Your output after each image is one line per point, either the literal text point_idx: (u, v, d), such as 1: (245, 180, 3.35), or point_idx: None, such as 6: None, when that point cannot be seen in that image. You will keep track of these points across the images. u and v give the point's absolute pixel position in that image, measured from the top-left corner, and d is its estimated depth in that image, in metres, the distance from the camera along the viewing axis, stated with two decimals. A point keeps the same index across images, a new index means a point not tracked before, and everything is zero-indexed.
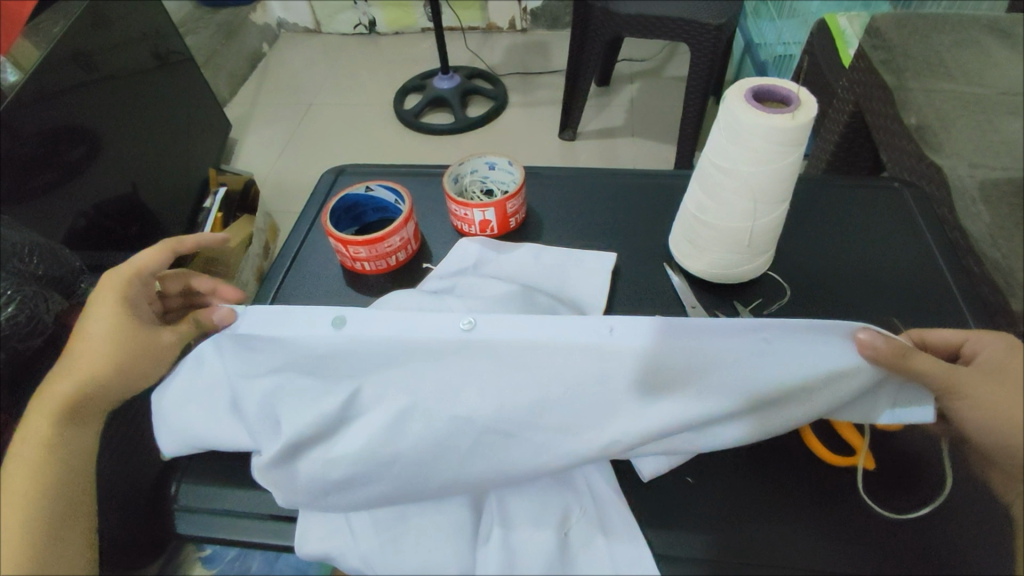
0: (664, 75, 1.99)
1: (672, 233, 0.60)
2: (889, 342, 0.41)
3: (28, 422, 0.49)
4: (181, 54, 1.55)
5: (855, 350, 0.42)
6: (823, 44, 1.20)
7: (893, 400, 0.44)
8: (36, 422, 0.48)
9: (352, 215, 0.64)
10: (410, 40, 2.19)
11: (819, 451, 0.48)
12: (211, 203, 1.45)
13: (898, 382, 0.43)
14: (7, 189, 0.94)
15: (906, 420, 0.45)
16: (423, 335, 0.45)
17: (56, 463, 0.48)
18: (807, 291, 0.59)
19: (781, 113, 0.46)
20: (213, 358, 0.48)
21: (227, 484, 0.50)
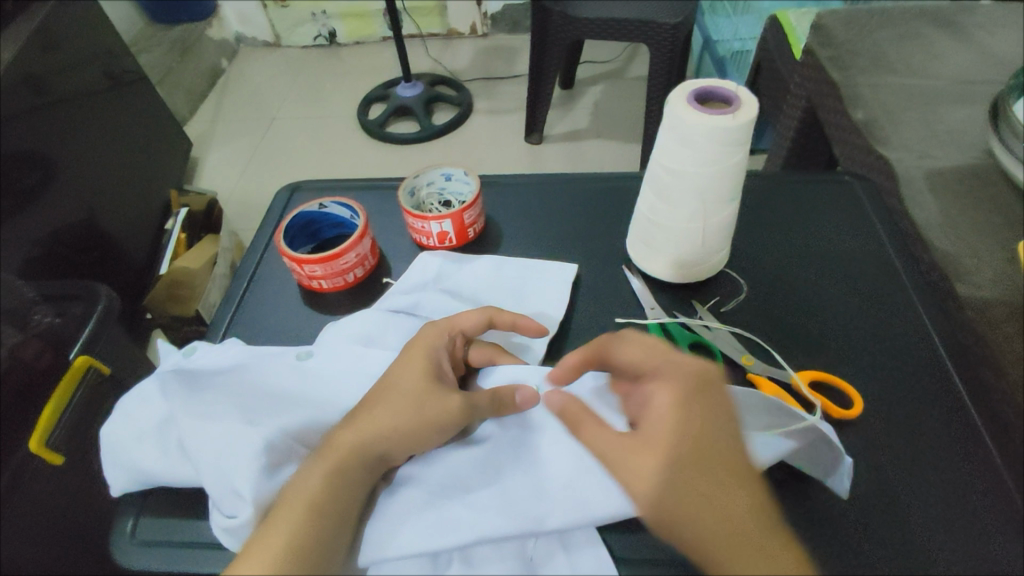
0: (626, 76, 2.02)
1: (629, 236, 0.61)
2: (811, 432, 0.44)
3: (303, 480, 0.40)
4: (134, 73, 1.51)
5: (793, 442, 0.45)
6: (776, 39, 1.22)
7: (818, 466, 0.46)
8: (315, 480, 0.40)
9: (307, 233, 0.63)
10: (372, 49, 2.18)
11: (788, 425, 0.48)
12: (174, 224, 1.43)
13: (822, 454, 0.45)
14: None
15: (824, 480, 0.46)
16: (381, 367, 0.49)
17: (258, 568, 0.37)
18: (763, 287, 0.60)
19: (724, 113, 0.46)
20: (160, 396, 0.47)
21: (186, 515, 0.46)
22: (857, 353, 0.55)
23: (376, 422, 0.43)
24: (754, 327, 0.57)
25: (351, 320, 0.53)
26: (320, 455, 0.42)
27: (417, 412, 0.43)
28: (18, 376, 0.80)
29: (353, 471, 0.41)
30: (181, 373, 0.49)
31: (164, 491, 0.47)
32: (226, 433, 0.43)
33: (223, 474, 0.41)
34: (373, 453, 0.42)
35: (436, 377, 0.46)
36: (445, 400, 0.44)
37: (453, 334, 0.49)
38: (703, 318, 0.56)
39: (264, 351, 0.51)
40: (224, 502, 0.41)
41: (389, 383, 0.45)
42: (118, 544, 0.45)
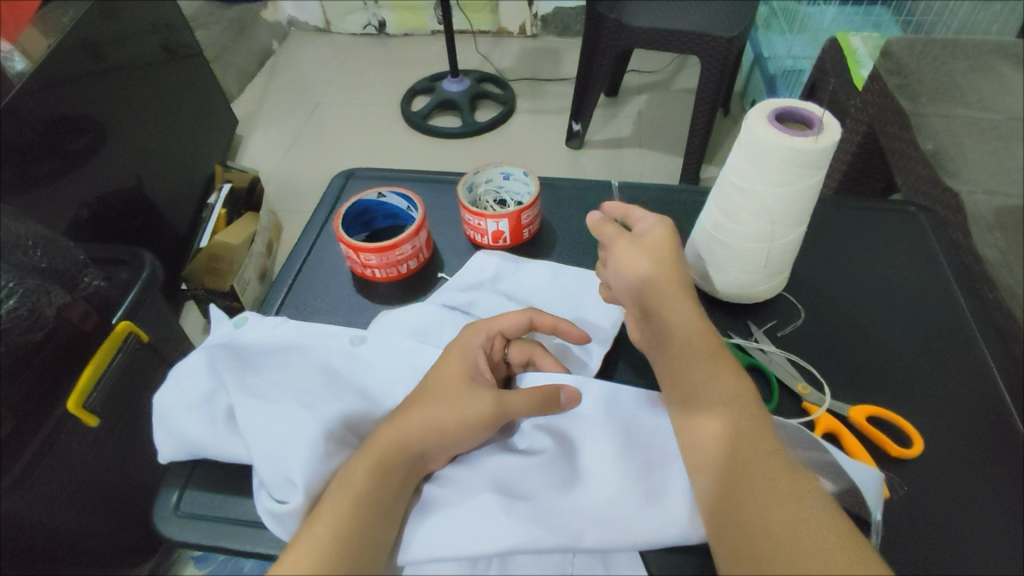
0: (673, 87, 2.00)
1: (686, 250, 0.59)
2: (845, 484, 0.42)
3: (346, 472, 0.40)
4: (190, 48, 1.54)
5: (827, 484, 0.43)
6: (836, 62, 1.20)
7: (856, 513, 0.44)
8: (357, 472, 0.40)
9: (364, 221, 0.64)
10: (421, 42, 2.19)
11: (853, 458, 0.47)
12: (217, 199, 1.46)
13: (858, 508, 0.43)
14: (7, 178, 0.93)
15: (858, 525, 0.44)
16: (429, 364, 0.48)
17: (299, 557, 0.36)
18: (820, 314, 0.59)
19: (804, 136, 0.45)
20: (209, 370, 0.47)
21: (231, 492, 0.47)
22: (915, 390, 0.53)
23: (414, 420, 0.42)
24: (809, 355, 0.55)
25: (405, 313, 0.53)
26: (363, 447, 0.41)
27: (454, 407, 0.43)
28: (62, 337, 0.78)
29: (395, 469, 0.41)
30: (232, 349, 0.48)
31: (210, 465, 0.48)
32: (281, 417, 0.43)
33: (276, 459, 0.41)
34: (414, 451, 0.41)
35: (472, 375, 0.45)
36: (478, 394, 0.44)
37: (490, 334, 0.48)
38: (759, 341, 0.55)
39: (316, 336, 0.51)
40: (271, 484, 0.41)
41: (428, 384, 0.45)
42: (163, 514, 0.46)
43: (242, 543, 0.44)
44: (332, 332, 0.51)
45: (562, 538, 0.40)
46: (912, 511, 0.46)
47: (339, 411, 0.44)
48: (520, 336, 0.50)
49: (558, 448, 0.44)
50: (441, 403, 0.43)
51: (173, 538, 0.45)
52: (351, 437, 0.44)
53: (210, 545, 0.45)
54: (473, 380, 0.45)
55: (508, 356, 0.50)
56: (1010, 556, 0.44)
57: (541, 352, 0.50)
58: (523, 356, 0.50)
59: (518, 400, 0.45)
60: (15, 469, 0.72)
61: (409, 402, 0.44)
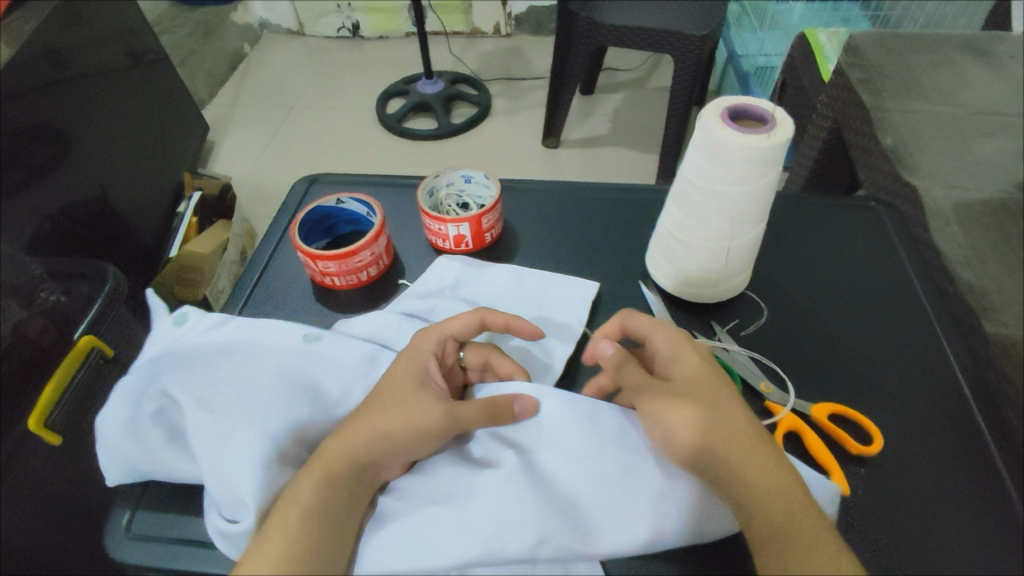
0: (648, 86, 2.00)
1: (649, 249, 0.59)
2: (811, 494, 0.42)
3: (293, 487, 0.39)
4: (156, 53, 1.51)
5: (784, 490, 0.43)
6: (804, 58, 1.21)
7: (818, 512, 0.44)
8: (303, 486, 0.39)
9: (323, 228, 0.62)
10: (395, 44, 2.17)
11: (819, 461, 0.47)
12: (187, 206, 1.43)
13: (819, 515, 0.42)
14: None
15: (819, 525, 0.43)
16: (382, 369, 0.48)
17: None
18: (784, 311, 0.59)
19: (758, 133, 0.45)
20: (148, 384, 0.44)
21: (185, 511, 0.45)
22: (878, 384, 0.53)
23: (361, 432, 0.41)
24: (773, 353, 0.55)
25: (364, 320, 0.53)
26: (312, 461, 0.40)
27: (402, 418, 0.42)
28: (20, 352, 0.78)
29: (343, 483, 0.40)
30: (174, 355, 0.46)
31: (161, 486, 0.46)
32: (228, 435, 0.41)
33: (222, 476, 0.40)
34: (362, 463, 0.40)
35: (421, 381, 0.44)
36: (427, 403, 0.42)
37: (441, 339, 0.47)
38: (722, 340, 0.54)
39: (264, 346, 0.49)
40: (220, 503, 0.40)
41: (377, 393, 0.44)
42: (113, 537, 0.44)
43: (196, 564, 0.43)
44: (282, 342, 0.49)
45: (520, 549, 0.39)
46: (876, 508, 0.46)
47: (286, 422, 0.42)
48: (474, 338, 0.50)
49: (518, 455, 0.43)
50: (393, 417, 0.42)
51: (125, 562, 0.43)
52: (302, 452, 0.43)
53: (163, 567, 0.43)
54: (424, 386, 0.44)
55: (462, 360, 0.50)
56: (970, 547, 0.44)
57: (498, 355, 0.49)
58: (478, 360, 0.49)
59: (471, 409, 0.44)
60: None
61: (357, 413, 0.43)
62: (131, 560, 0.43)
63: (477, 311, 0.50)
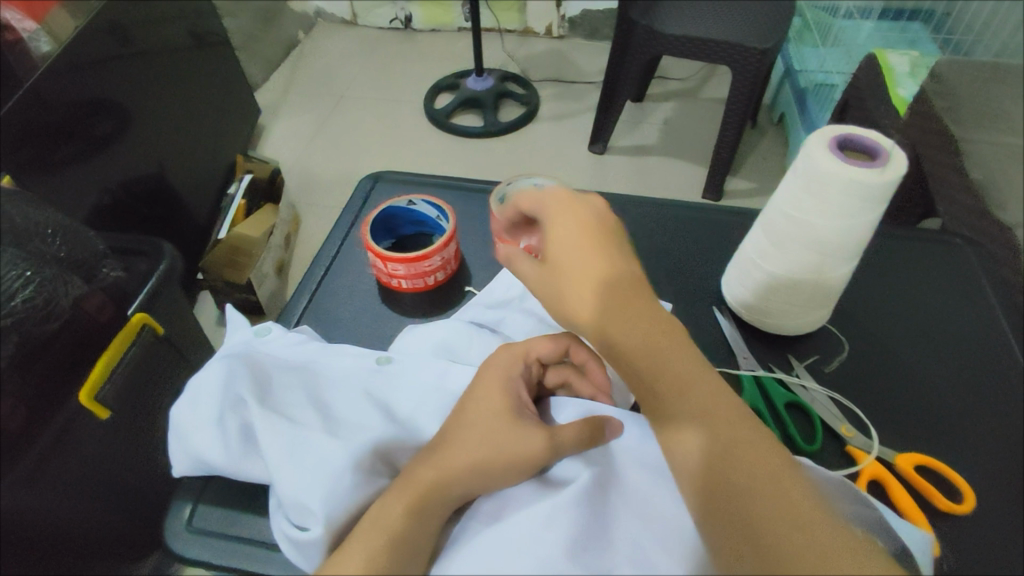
0: (701, 96, 1.96)
1: (726, 275, 0.57)
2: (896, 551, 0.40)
3: (379, 506, 0.38)
4: (217, 35, 1.53)
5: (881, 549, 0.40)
6: (874, 78, 1.17)
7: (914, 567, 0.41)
8: (391, 507, 0.37)
9: (388, 228, 0.62)
10: (447, 39, 2.17)
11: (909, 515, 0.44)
12: (237, 188, 1.45)
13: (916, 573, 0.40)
14: (28, 158, 0.92)
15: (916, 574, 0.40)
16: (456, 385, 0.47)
17: None
18: (865, 348, 0.56)
19: (868, 167, 0.43)
20: (222, 382, 0.44)
21: (247, 509, 0.45)
22: (965, 435, 0.50)
23: (455, 463, 0.39)
24: (852, 391, 0.52)
25: (431, 328, 0.51)
26: (399, 482, 0.39)
27: (496, 447, 0.40)
28: (79, 326, 0.75)
29: (433, 512, 0.38)
30: (251, 359, 0.47)
31: (224, 481, 0.46)
32: (304, 442, 0.41)
33: (296, 483, 0.39)
34: (452, 495, 0.38)
35: (516, 410, 0.42)
36: (526, 435, 0.40)
37: (528, 361, 0.45)
38: (799, 376, 0.52)
39: (340, 352, 0.49)
40: (292, 511, 0.39)
41: (463, 418, 0.42)
42: (174, 529, 0.44)
43: (255, 565, 0.42)
44: (358, 351, 0.49)
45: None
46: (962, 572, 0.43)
47: (369, 438, 0.42)
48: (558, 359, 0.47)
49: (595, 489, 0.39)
50: (472, 442, 0.40)
51: (185, 556, 0.43)
52: (381, 466, 0.42)
53: (222, 564, 0.43)
54: (517, 414, 0.42)
55: (543, 377, 0.47)
56: None
57: (577, 375, 0.48)
58: (560, 377, 0.47)
59: (568, 434, 0.41)
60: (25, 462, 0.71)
61: (444, 433, 0.42)
62: (191, 554, 0.43)
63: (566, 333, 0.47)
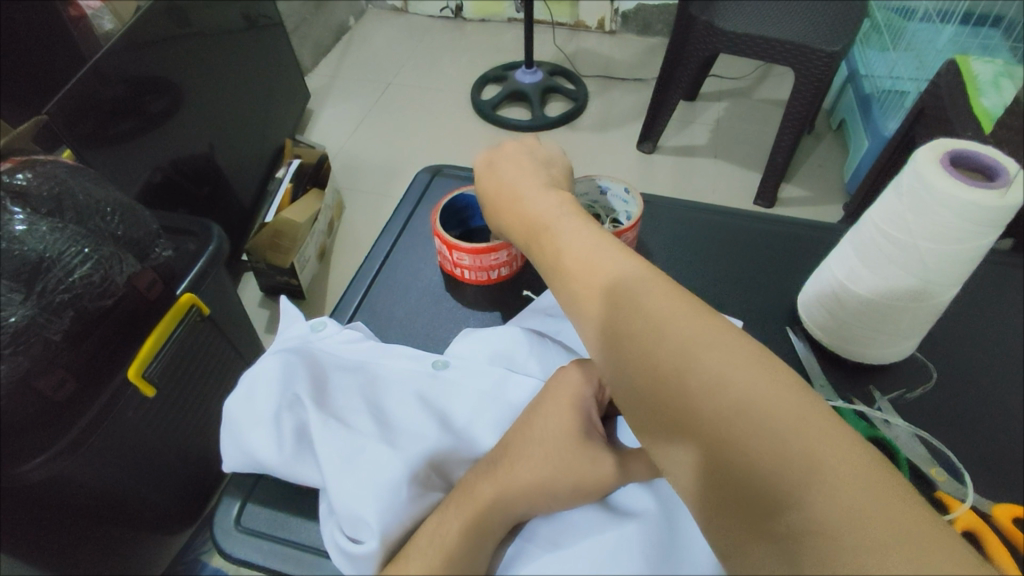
0: (756, 97, 1.89)
1: (802, 293, 0.53)
2: None
3: (437, 523, 0.36)
4: (271, 18, 1.53)
5: None
6: (953, 85, 1.09)
7: None
8: (449, 527, 0.35)
9: (459, 218, 0.59)
10: (497, 29, 2.14)
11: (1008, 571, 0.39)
12: (285, 173, 1.47)
13: None
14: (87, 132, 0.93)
15: None
16: (514, 395, 0.45)
17: None
18: (959, 383, 0.51)
19: (988, 188, 0.39)
20: (281, 379, 0.43)
21: (296, 513, 0.44)
22: None
23: (519, 481, 0.37)
24: (941, 432, 0.48)
25: (489, 334, 0.49)
26: (458, 499, 0.37)
27: (567, 469, 0.37)
28: (128, 304, 0.74)
29: (491, 532, 0.36)
30: (308, 357, 0.45)
31: (272, 481, 0.45)
32: (360, 449, 0.39)
33: (353, 494, 0.38)
34: (513, 513, 0.36)
35: (585, 434, 0.40)
36: (597, 460, 0.38)
37: (601, 383, 0.42)
38: (883, 410, 0.48)
39: (396, 355, 0.47)
40: (348, 523, 0.38)
41: (530, 435, 0.40)
42: (223, 528, 0.43)
43: (301, 569, 0.41)
44: (414, 353, 0.47)
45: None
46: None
47: (424, 449, 0.40)
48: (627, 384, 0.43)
49: (664, 541, 0.35)
50: (540, 468, 0.37)
51: (231, 554, 0.43)
52: (435, 478, 0.40)
53: (265, 565, 0.42)
54: (586, 440, 0.39)
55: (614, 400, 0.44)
56: None
57: None
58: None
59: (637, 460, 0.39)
60: (63, 440, 0.69)
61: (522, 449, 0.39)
62: (238, 555, 0.43)
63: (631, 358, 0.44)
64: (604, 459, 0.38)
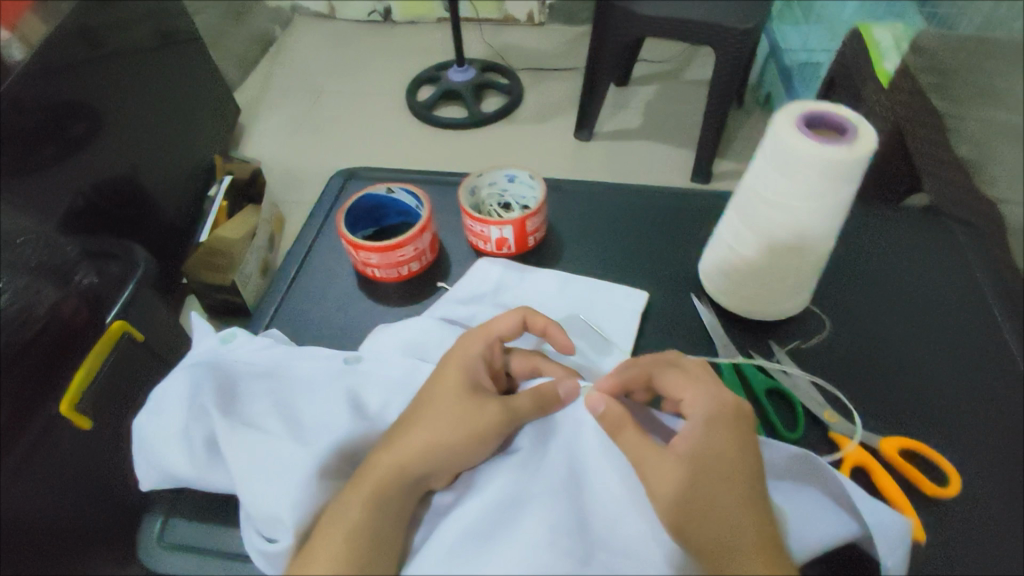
0: (684, 78, 1.94)
1: (703, 261, 0.56)
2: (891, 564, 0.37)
3: (340, 503, 0.37)
4: (189, 34, 1.49)
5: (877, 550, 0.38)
6: (857, 51, 1.14)
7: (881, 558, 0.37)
8: (351, 503, 0.37)
9: (370, 217, 0.60)
10: (426, 29, 2.13)
11: (891, 496, 0.43)
12: (216, 191, 1.44)
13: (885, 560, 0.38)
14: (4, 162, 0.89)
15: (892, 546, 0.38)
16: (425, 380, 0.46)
17: None
18: (850, 332, 0.55)
19: (837, 144, 0.41)
20: (189, 392, 0.43)
21: (219, 522, 0.43)
22: (955, 418, 0.49)
23: (413, 443, 0.40)
24: (835, 377, 0.51)
25: (402, 326, 0.50)
26: (361, 475, 0.39)
27: (458, 422, 0.41)
28: (57, 330, 0.75)
29: (393, 498, 0.38)
30: (218, 367, 0.46)
31: (194, 492, 0.45)
32: (268, 448, 0.40)
33: (262, 493, 0.38)
34: (412, 476, 0.39)
35: (472, 388, 0.43)
36: (484, 407, 0.42)
37: (489, 340, 0.46)
38: (781, 361, 0.51)
39: (308, 355, 0.48)
40: (260, 522, 0.38)
41: (426, 399, 0.43)
42: (146, 545, 0.42)
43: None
44: (326, 351, 0.48)
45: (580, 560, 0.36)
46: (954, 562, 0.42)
47: (334, 440, 0.41)
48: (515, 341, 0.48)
49: (570, 469, 0.41)
50: (437, 427, 0.40)
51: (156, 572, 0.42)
52: (347, 468, 0.41)
53: None
54: (475, 393, 0.42)
55: (510, 364, 0.48)
56: None
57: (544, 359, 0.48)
58: (527, 363, 0.48)
59: (522, 404, 0.43)
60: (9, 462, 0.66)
61: (416, 413, 0.42)
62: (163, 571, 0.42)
63: (516, 311, 0.48)
64: (490, 404, 0.42)
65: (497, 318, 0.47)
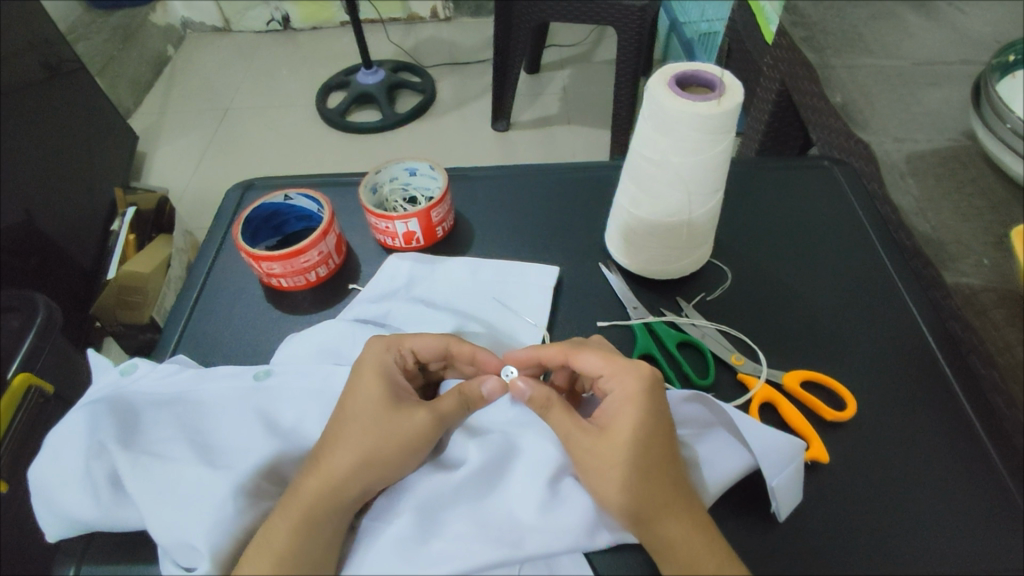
0: (594, 59, 1.98)
1: (607, 229, 0.57)
2: (786, 484, 0.41)
3: (268, 529, 0.36)
4: (73, 62, 1.39)
5: (774, 474, 0.41)
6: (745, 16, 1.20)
7: (778, 481, 0.41)
8: (278, 528, 0.35)
9: (271, 226, 0.58)
10: (331, 35, 2.08)
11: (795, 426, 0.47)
12: (121, 223, 1.35)
13: (782, 482, 0.41)
14: None
15: (787, 469, 0.42)
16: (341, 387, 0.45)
17: None
18: (751, 279, 0.58)
19: (708, 100, 0.43)
20: (85, 430, 0.40)
21: (136, 561, 0.42)
22: (848, 345, 0.53)
23: (340, 462, 0.38)
24: (741, 324, 0.54)
25: (311, 335, 0.49)
26: (285, 501, 0.37)
27: (381, 435, 0.39)
28: None
29: (325, 519, 0.36)
30: (115, 399, 0.43)
31: (106, 536, 0.43)
32: (181, 479, 0.38)
33: (178, 525, 0.37)
34: (345, 496, 0.37)
35: (394, 393, 0.42)
36: (405, 415, 0.40)
37: (400, 349, 0.45)
38: (689, 316, 0.53)
39: (215, 377, 0.45)
40: (177, 554, 0.37)
41: (345, 412, 0.41)
42: None
43: None
44: (234, 368, 0.46)
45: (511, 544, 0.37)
46: (860, 476, 0.45)
47: (250, 463, 0.40)
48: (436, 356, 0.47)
49: (498, 453, 0.42)
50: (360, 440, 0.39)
51: None
52: (267, 485, 0.40)
53: None
54: (397, 399, 0.41)
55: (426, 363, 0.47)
56: (957, 508, 0.44)
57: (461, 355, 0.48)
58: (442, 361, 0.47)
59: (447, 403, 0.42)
60: None
61: (334, 427, 0.40)
62: None
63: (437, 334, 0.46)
64: (413, 408, 0.41)
65: (414, 339, 0.45)
